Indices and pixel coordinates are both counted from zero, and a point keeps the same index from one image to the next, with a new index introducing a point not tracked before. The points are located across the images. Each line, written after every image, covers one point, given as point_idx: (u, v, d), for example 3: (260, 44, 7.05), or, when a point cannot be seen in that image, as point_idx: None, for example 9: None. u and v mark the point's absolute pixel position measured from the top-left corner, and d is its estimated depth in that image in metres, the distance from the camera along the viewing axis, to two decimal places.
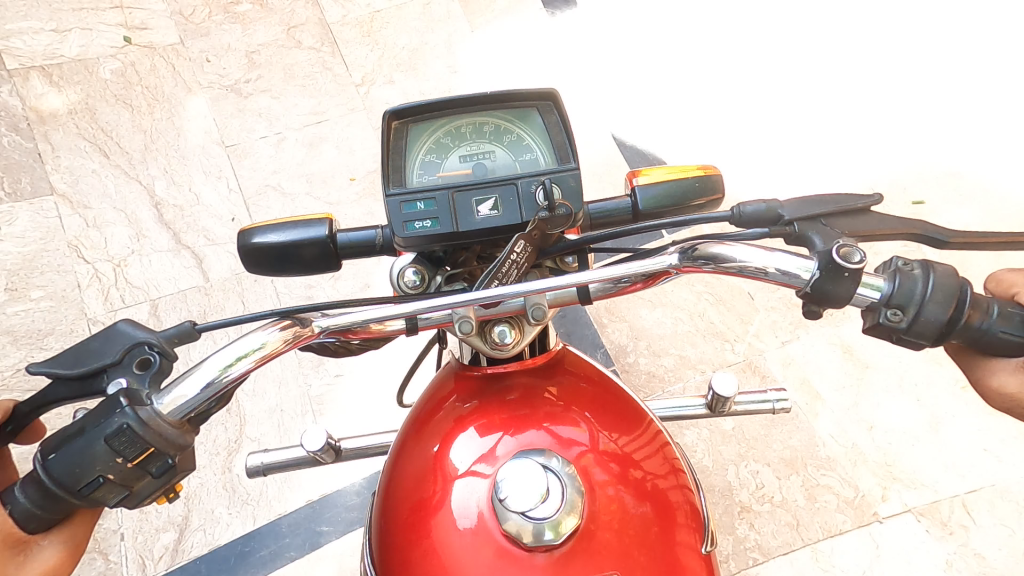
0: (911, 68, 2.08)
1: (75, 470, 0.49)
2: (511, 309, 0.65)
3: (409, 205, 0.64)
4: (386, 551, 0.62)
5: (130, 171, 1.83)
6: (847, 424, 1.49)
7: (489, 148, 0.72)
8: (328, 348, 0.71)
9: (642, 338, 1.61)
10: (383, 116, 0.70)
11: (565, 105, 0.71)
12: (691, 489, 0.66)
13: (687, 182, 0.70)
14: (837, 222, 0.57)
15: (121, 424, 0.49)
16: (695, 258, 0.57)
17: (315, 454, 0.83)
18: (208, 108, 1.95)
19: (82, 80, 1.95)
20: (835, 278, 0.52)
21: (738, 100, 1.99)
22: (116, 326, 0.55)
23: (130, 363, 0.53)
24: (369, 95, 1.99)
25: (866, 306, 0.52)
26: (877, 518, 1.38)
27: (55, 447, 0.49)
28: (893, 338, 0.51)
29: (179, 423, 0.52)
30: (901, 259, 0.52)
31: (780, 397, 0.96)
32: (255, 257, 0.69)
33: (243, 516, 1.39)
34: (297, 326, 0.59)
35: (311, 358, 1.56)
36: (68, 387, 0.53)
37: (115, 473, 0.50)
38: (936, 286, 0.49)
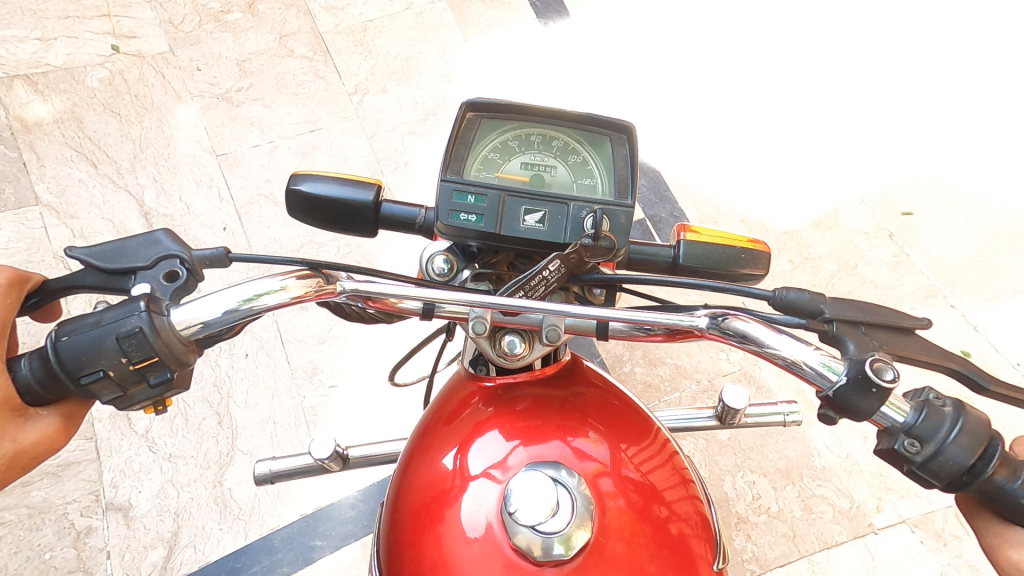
0: (896, 78, 2.13)
1: (81, 357, 0.48)
2: (527, 324, 0.64)
3: (460, 196, 0.64)
4: (392, 561, 0.61)
5: (118, 180, 1.81)
6: (841, 433, 1.49)
7: (552, 163, 0.70)
8: (342, 309, 0.68)
9: (639, 347, 1.60)
10: (460, 105, 0.70)
11: (638, 142, 0.69)
12: (700, 499, 0.65)
13: (733, 251, 0.70)
14: (876, 333, 0.56)
15: (135, 326, 0.48)
16: (723, 328, 0.58)
17: (323, 463, 0.81)
18: (198, 116, 1.93)
19: (69, 88, 1.93)
20: (862, 392, 0.51)
21: (729, 110, 2.01)
22: (156, 233, 0.56)
23: (158, 272, 0.54)
24: (363, 104, 1.99)
25: (884, 428, 0.51)
26: (872, 529, 1.38)
27: (69, 330, 0.48)
28: (904, 467, 0.50)
29: (187, 340, 0.51)
30: (933, 393, 0.51)
31: (791, 410, 0.96)
32: (301, 206, 0.69)
33: (234, 532, 1.36)
34: (321, 280, 0.57)
35: (304, 368, 1.53)
36: (94, 277, 0.54)
37: (116, 371, 0.49)
38: (965, 430, 0.48)
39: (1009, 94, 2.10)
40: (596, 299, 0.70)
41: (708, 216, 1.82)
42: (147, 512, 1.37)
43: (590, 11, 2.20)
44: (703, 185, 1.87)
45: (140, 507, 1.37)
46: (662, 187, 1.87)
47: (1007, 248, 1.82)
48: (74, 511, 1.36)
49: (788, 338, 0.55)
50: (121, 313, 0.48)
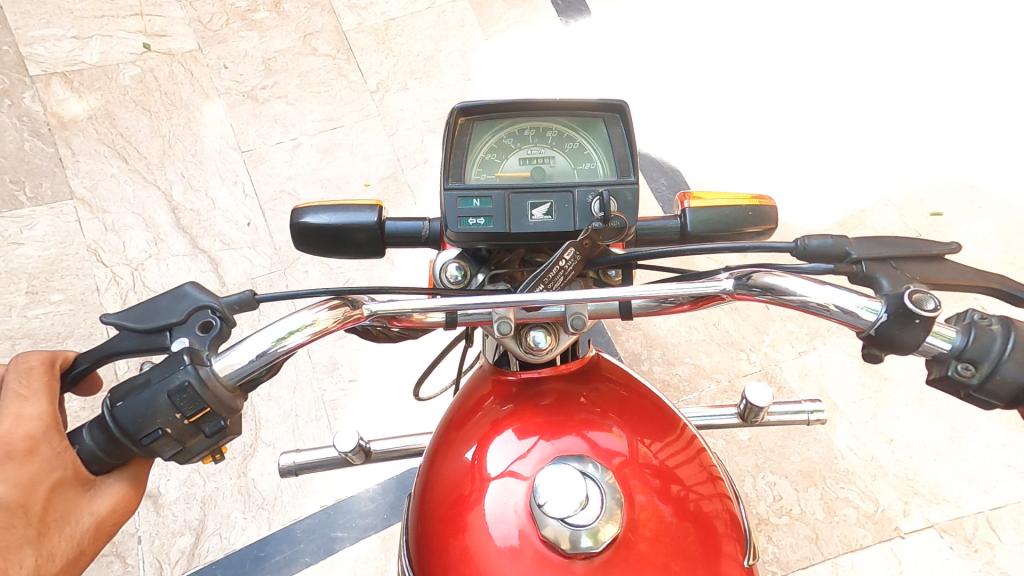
0: (928, 75, 2.06)
1: (137, 419, 0.50)
2: (550, 316, 0.65)
3: (465, 201, 0.64)
4: (422, 551, 0.62)
5: (148, 176, 1.86)
6: (865, 436, 1.46)
7: (550, 153, 0.71)
8: (368, 332, 0.70)
9: (656, 347, 1.59)
10: (451, 111, 0.69)
11: (631, 118, 0.70)
12: (728, 498, 0.65)
13: (739, 210, 0.71)
14: (907, 266, 0.56)
15: (183, 381, 0.50)
16: (749, 285, 0.58)
17: (346, 455, 0.82)
18: (225, 114, 1.97)
19: (102, 86, 1.99)
20: (904, 324, 0.50)
21: (752, 108, 1.98)
22: (183, 287, 0.56)
23: (193, 325, 0.54)
24: (385, 101, 2.01)
25: (933, 357, 0.51)
26: (898, 533, 1.36)
27: (122, 395, 0.51)
28: (961, 393, 0.50)
29: (233, 387, 0.53)
30: (977, 313, 0.51)
31: (815, 408, 0.95)
32: (307, 237, 0.70)
33: (259, 521, 1.40)
34: (347, 307, 0.59)
35: (325, 362, 1.56)
36: (130, 341, 0.54)
37: (173, 428, 0.51)
38: (1017, 346, 0.48)
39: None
40: (613, 280, 0.69)
41: None
42: (176, 500, 1.42)
43: (612, 9, 2.18)
44: (724, 185, 1.85)
45: (169, 495, 1.42)
46: (682, 187, 1.85)
47: None
48: None
49: (828, 288, 0.54)
50: (168, 370, 0.51)
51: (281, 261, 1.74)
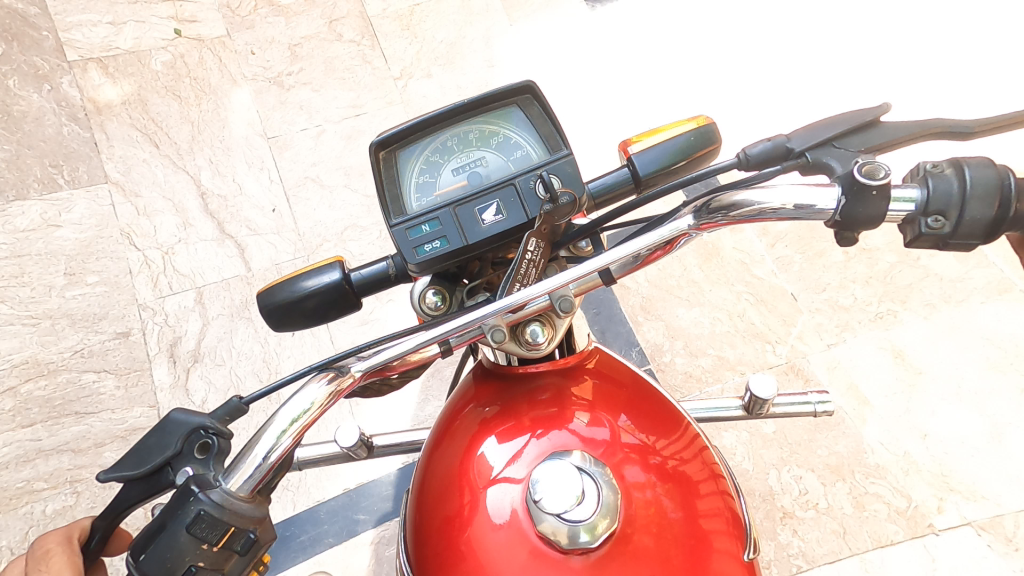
0: (978, 59, 1.94)
1: (165, 565, 0.48)
2: (538, 308, 0.63)
3: (414, 230, 0.61)
4: (420, 543, 0.63)
5: (178, 161, 1.90)
6: (897, 431, 1.41)
7: (479, 154, 0.67)
8: (367, 390, 0.69)
9: (678, 338, 1.57)
10: (369, 149, 0.66)
11: (543, 94, 0.68)
12: (731, 495, 0.64)
13: (682, 139, 0.67)
14: (850, 140, 0.57)
15: (198, 510, 0.48)
16: (711, 212, 0.56)
17: (349, 450, 0.84)
18: (251, 100, 2.00)
19: (135, 71, 2.04)
20: (862, 198, 0.50)
21: (786, 95, 1.90)
22: (168, 417, 0.54)
23: (191, 449, 0.53)
24: (408, 88, 2.00)
25: (903, 220, 0.50)
26: (932, 530, 1.31)
27: (143, 547, 0.49)
28: (939, 245, 0.50)
29: (250, 497, 0.52)
30: (928, 163, 0.50)
31: (822, 400, 0.92)
32: (279, 315, 0.67)
33: (283, 502, 1.44)
34: (338, 376, 0.58)
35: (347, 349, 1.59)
36: (138, 489, 0.53)
37: (205, 560, 0.49)
38: (974, 182, 0.47)
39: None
40: (584, 251, 0.67)
41: None
42: None
43: None
44: None
45: None
46: None
47: None
48: None
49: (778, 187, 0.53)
50: (180, 505, 0.49)
51: (304, 248, 1.76)
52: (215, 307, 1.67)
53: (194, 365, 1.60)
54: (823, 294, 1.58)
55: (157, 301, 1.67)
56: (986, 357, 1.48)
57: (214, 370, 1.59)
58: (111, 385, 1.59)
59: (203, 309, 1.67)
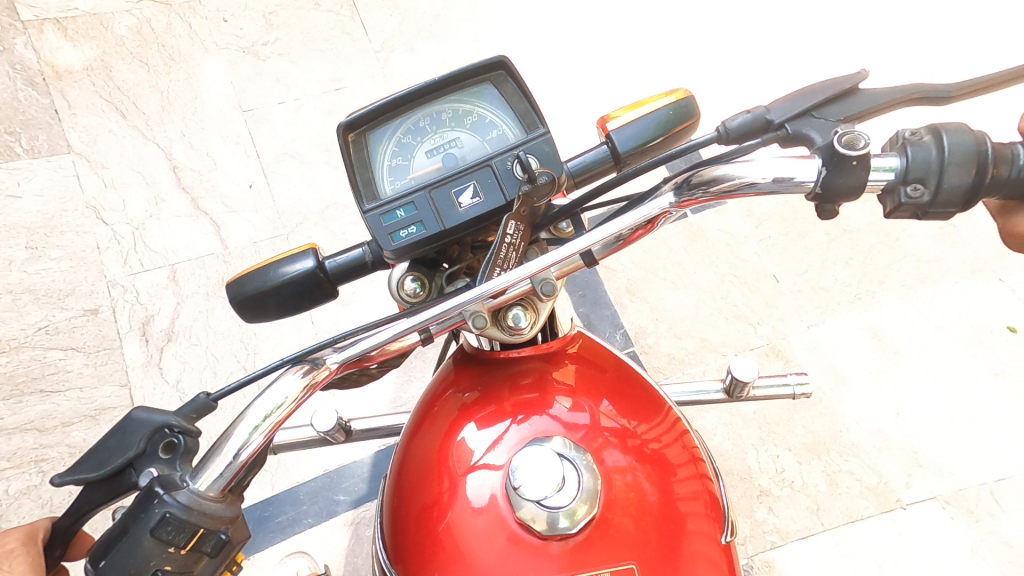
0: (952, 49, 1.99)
1: (130, 571, 0.47)
2: (520, 293, 0.63)
3: (389, 215, 0.60)
4: (397, 529, 0.63)
5: (147, 132, 1.82)
6: (872, 411, 1.48)
7: (453, 135, 0.66)
8: (346, 380, 0.68)
9: (662, 320, 1.60)
10: (337, 130, 0.64)
11: (516, 69, 0.67)
12: (710, 479, 0.66)
13: (660, 114, 0.66)
14: (829, 110, 0.57)
15: (163, 514, 0.47)
16: (691, 188, 0.55)
17: (327, 434, 0.84)
18: (225, 69, 1.92)
19: (98, 35, 1.93)
20: (843, 168, 0.51)
21: (768, 80, 1.91)
22: (128, 417, 0.52)
23: (155, 449, 0.51)
24: (390, 62, 1.95)
25: (883, 189, 0.52)
26: (900, 505, 1.38)
27: (104, 553, 0.48)
28: (919, 213, 0.51)
29: (221, 497, 0.51)
30: (907, 131, 0.51)
31: (801, 382, 0.96)
32: (251, 305, 0.65)
33: (262, 483, 1.43)
34: (313, 369, 0.56)
35: (328, 329, 1.57)
36: (101, 490, 0.52)
37: (173, 562, 0.48)
38: (952, 148, 0.49)
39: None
40: (565, 233, 0.68)
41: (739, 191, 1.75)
42: None
43: None
44: None
45: None
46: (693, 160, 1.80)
47: None
48: None
49: (757, 162, 0.53)
50: (145, 508, 0.48)
51: (283, 226, 1.71)
52: (189, 286, 1.62)
53: (167, 344, 1.56)
54: (803, 277, 1.64)
55: (128, 278, 1.62)
56: (958, 338, 1.55)
57: (188, 349, 1.56)
58: (79, 366, 1.53)
59: (177, 288, 1.62)
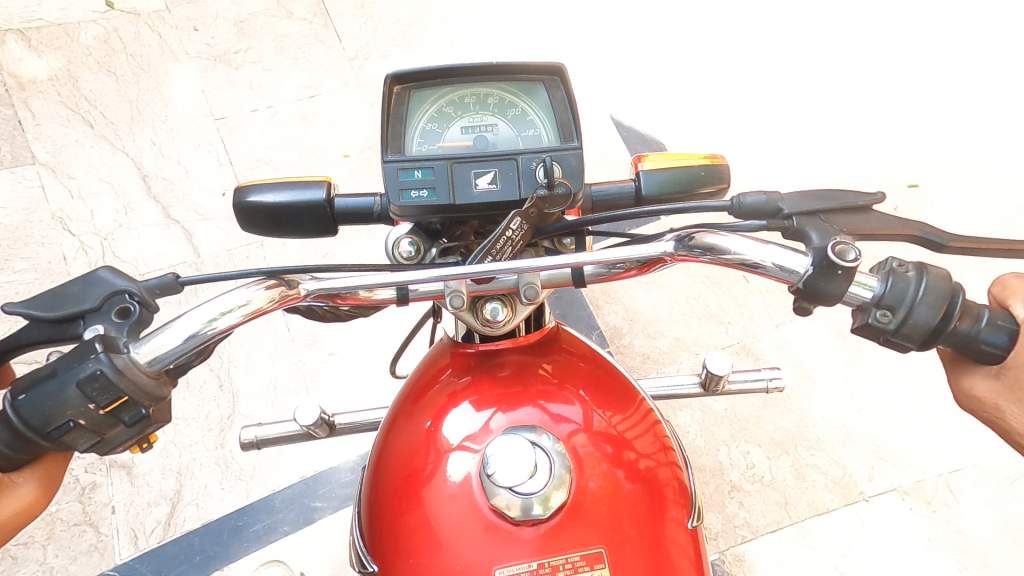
0: (912, 51, 2.05)
1: (44, 413, 0.45)
2: (504, 287, 0.63)
3: (406, 173, 0.61)
4: (374, 522, 0.63)
5: (116, 142, 1.79)
6: (837, 405, 1.52)
7: (492, 120, 0.68)
8: (315, 313, 0.68)
9: (637, 321, 1.62)
10: (386, 80, 0.67)
11: (572, 81, 0.68)
12: (679, 467, 0.67)
13: (693, 170, 0.69)
14: (835, 218, 0.55)
15: (94, 370, 0.45)
16: (691, 246, 0.55)
17: (309, 429, 0.83)
18: (196, 78, 1.90)
19: (63, 45, 1.90)
20: (828, 275, 0.50)
21: (736, 84, 1.97)
22: (97, 273, 0.51)
23: (109, 311, 0.49)
24: (364, 69, 1.95)
25: (856, 306, 0.50)
26: (863, 497, 1.41)
27: (26, 387, 0.46)
28: (880, 338, 0.50)
29: (157, 373, 0.48)
30: (896, 260, 0.50)
31: (774, 376, 0.98)
32: (253, 217, 0.66)
33: (236, 491, 1.40)
34: (284, 287, 0.56)
35: (305, 335, 1.56)
36: (39, 331, 0.49)
37: (87, 419, 0.46)
38: (929, 288, 0.48)
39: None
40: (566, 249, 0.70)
41: None
42: (151, 470, 1.42)
43: None
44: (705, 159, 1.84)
45: (144, 466, 1.42)
46: None
47: None
48: (79, 468, 1.40)
49: (754, 241, 0.53)
50: (77, 359, 0.46)
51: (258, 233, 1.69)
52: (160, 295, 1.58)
53: None
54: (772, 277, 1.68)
55: None
56: None
57: None
58: None
59: None
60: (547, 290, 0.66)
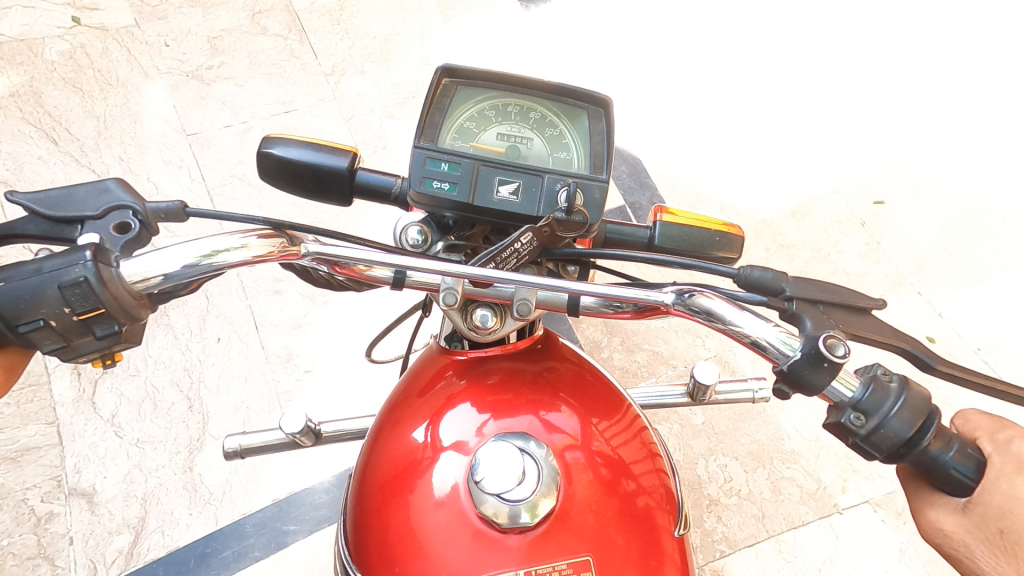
0: (872, 68, 2.14)
1: (18, 305, 0.43)
2: (499, 297, 0.62)
3: (434, 162, 0.62)
4: (360, 532, 0.61)
5: (81, 158, 1.73)
6: (810, 417, 1.54)
7: (529, 135, 0.68)
8: (309, 275, 0.66)
9: (616, 334, 1.62)
10: (437, 70, 0.67)
11: (615, 116, 0.68)
12: (666, 474, 0.66)
13: (709, 234, 0.69)
14: (834, 312, 0.55)
15: (80, 276, 0.44)
16: (689, 305, 0.56)
17: (294, 437, 0.80)
18: (167, 94, 1.86)
19: (26, 61, 1.85)
20: (814, 366, 0.50)
21: (707, 99, 2.02)
22: (106, 182, 0.53)
23: (108, 223, 0.51)
24: (341, 85, 1.94)
25: (833, 403, 0.51)
26: (837, 509, 1.43)
27: (4, 274, 0.44)
28: (850, 441, 0.50)
29: (139, 294, 0.48)
30: (881, 368, 0.51)
31: (759, 387, 0.98)
32: (274, 168, 0.67)
33: (205, 516, 1.33)
34: (285, 241, 0.54)
35: (279, 353, 1.51)
36: (35, 226, 0.50)
37: (59, 322, 0.44)
38: (907, 404, 0.48)
39: (990, 89, 2.12)
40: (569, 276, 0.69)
41: (688, 203, 1.81)
42: (113, 497, 1.34)
43: None
44: (681, 171, 1.88)
45: (106, 493, 1.34)
46: (642, 174, 1.86)
47: (976, 238, 1.83)
48: (35, 498, 1.32)
49: (748, 314, 0.54)
50: (64, 262, 0.44)
51: None
52: None
53: (102, 377, 1.45)
54: None
55: None
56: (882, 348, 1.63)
57: (126, 381, 1.44)
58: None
59: None
60: (540, 311, 0.65)
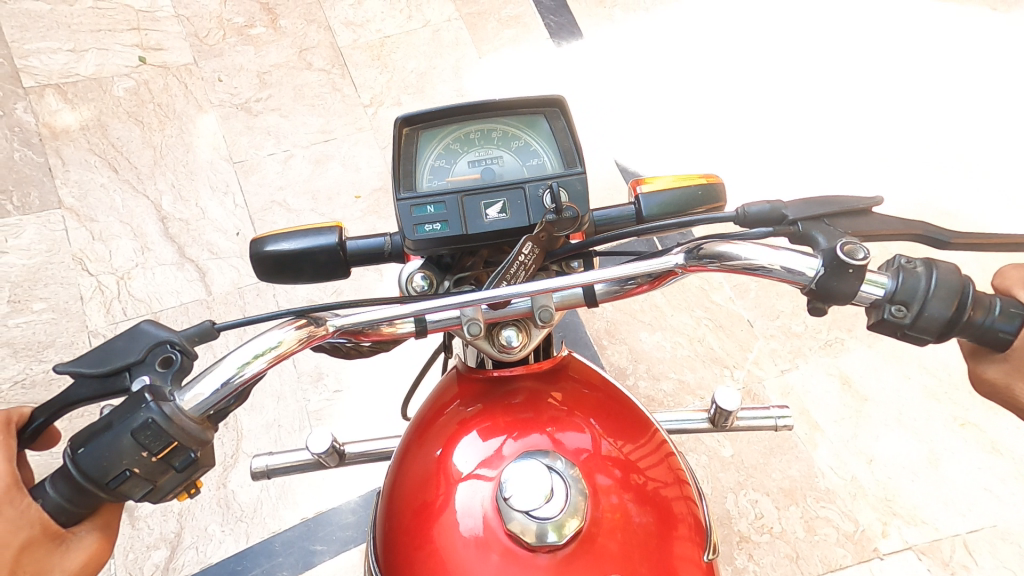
0: (913, 93, 2.08)
1: (102, 465, 0.48)
2: (518, 313, 0.63)
3: (419, 208, 0.63)
4: (389, 550, 0.61)
5: (138, 185, 1.86)
6: (847, 455, 1.44)
7: (497, 153, 0.70)
8: (339, 350, 0.68)
9: (642, 361, 1.59)
10: (394, 123, 0.69)
11: (572, 111, 0.70)
12: (695, 502, 0.64)
13: (691, 190, 0.70)
14: (839, 222, 0.56)
15: (147, 418, 0.48)
16: (700, 256, 0.55)
17: (319, 457, 0.81)
18: (217, 125, 1.99)
19: (95, 97, 2.01)
20: (839, 275, 0.51)
21: (738, 127, 2.02)
22: (138, 325, 0.53)
23: (152, 362, 0.52)
24: (377, 116, 2.03)
25: (870, 303, 0.51)
26: (877, 555, 1.33)
27: (84, 440, 0.48)
28: (897, 333, 0.50)
29: (201, 418, 0.51)
30: (904, 258, 0.51)
31: (783, 414, 0.94)
32: (268, 264, 0.69)
33: (236, 533, 1.36)
34: (312, 325, 0.57)
35: (310, 372, 1.54)
36: (89, 386, 0.51)
37: (141, 467, 0.49)
38: (941, 283, 0.48)
39: None
40: None
41: None
42: (152, 512, 1.38)
43: (607, 30, 2.24)
44: None
45: (145, 507, 1.38)
46: None
47: None
48: None
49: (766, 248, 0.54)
50: (130, 410, 0.49)
51: None
52: None
53: None
54: (777, 320, 1.61)
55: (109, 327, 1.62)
56: (925, 384, 1.51)
57: None
58: None
59: None
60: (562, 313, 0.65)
